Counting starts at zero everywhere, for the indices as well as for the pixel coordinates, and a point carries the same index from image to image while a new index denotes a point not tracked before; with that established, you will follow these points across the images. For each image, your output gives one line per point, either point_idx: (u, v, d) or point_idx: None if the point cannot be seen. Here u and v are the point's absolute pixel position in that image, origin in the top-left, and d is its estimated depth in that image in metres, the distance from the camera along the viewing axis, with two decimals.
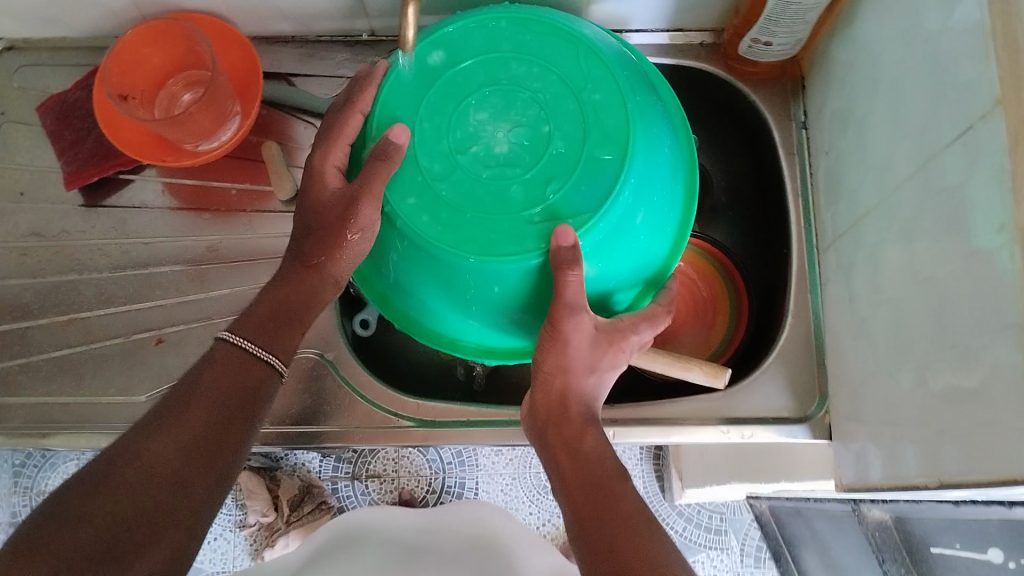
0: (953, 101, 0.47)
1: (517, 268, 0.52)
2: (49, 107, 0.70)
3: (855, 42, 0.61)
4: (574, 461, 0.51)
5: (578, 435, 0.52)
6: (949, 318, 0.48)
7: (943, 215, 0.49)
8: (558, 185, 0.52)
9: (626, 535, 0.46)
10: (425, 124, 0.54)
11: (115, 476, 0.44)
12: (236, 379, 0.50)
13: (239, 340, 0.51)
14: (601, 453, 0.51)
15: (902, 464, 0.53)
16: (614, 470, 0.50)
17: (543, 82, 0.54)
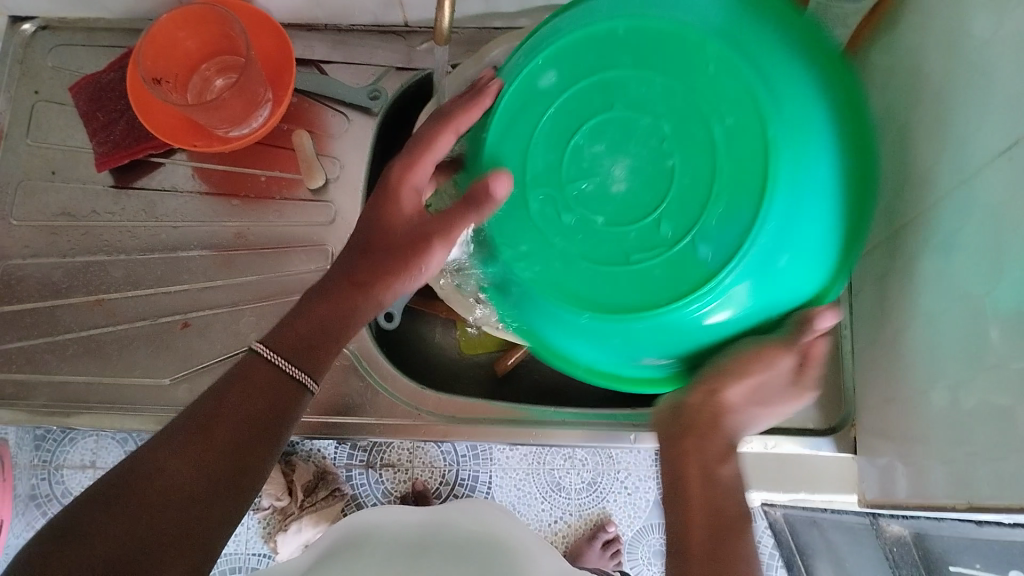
0: (999, 116, 0.46)
1: (645, 322, 0.48)
2: (81, 88, 0.69)
3: (897, 50, 0.59)
4: (706, 485, 0.53)
5: (717, 460, 0.54)
6: (986, 337, 0.47)
7: (984, 232, 0.48)
8: (689, 227, 0.47)
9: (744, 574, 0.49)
10: (537, 159, 0.49)
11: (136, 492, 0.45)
12: (265, 395, 0.51)
13: (272, 354, 0.52)
14: (731, 488, 0.53)
15: (930, 482, 0.52)
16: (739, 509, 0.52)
17: (666, 104, 0.47)
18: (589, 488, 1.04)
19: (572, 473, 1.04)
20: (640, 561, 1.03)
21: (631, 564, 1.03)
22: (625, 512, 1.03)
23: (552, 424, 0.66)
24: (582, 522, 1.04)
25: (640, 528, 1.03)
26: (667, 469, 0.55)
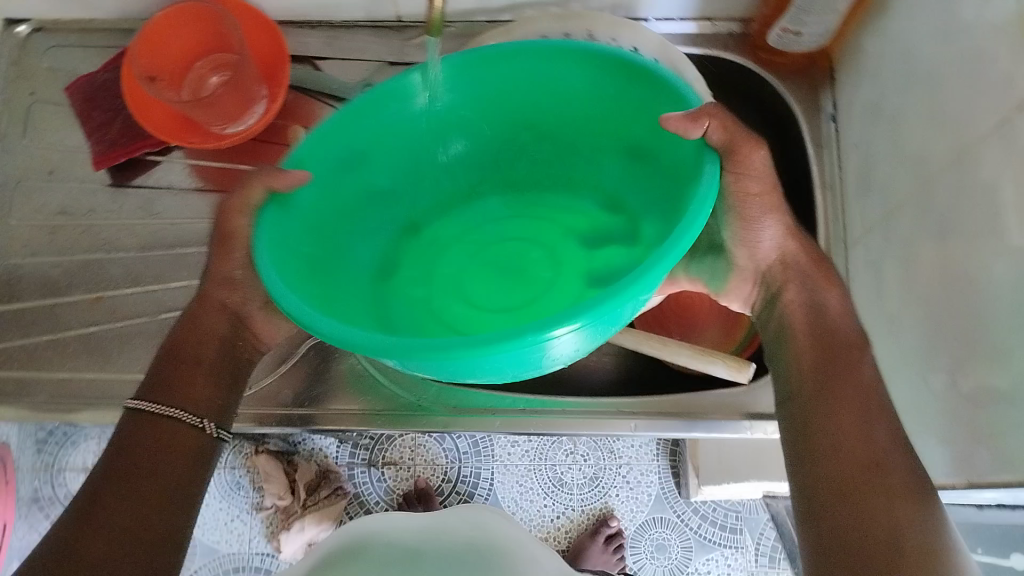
0: (990, 93, 0.47)
1: (570, 188, 0.58)
2: (76, 87, 0.70)
3: (887, 35, 0.60)
4: (818, 350, 0.50)
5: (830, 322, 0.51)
6: (982, 313, 0.47)
7: (979, 210, 0.48)
8: (558, 210, 0.58)
9: (859, 483, 0.44)
10: (538, 246, 0.57)
11: (74, 540, 0.44)
12: (173, 429, 0.49)
13: (142, 403, 0.50)
14: (855, 339, 0.50)
15: (930, 464, 0.53)
16: (857, 345, 0.50)
17: (457, 311, 0.53)
18: (591, 483, 1.05)
19: (574, 469, 1.05)
20: (643, 556, 1.03)
21: (635, 558, 1.03)
22: (628, 507, 1.03)
23: (552, 411, 0.67)
24: (584, 517, 1.04)
25: (643, 523, 1.03)
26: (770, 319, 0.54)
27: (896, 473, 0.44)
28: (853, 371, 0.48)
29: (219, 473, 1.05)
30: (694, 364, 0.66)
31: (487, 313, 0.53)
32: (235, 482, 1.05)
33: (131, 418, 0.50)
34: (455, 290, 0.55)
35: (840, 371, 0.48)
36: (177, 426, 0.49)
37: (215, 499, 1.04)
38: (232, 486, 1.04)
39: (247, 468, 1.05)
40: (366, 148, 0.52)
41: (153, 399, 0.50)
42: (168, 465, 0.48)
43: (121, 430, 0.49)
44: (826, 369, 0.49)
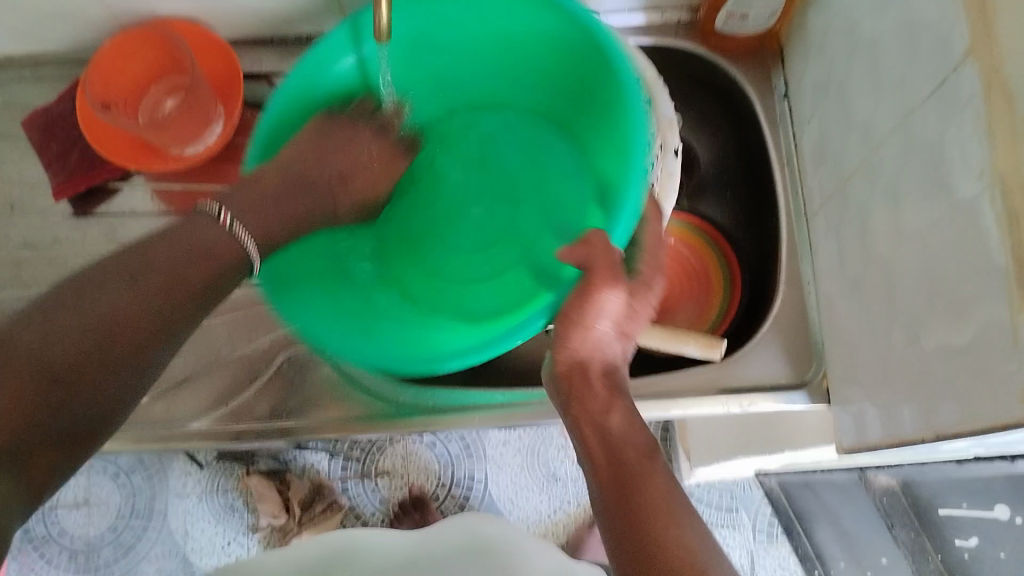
0: (927, 56, 0.48)
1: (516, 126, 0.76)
2: (32, 121, 0.69)
3: (830, 10, 0.61)
4: (603, 442, 0.50)
5: (604, 409, 0.52)
6: (935, 271, 0.48)
7: (925, 170, 0.49)
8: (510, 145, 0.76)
9: (635, 525, 0.45)
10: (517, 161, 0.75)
11: (80, 303, 0.42)
12: (216, 241, 0.50)
13: (223, 212, 0.52)
14: (628, 431, 0.51)
15: (898, 421, 0.53)
16: (644, 446, 0.49)
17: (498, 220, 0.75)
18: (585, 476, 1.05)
19: (567, 463, 1.05)
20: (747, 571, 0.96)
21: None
22: None
23: (533, 404, 0.67)
24: (580, 510, 1.04)
25: None
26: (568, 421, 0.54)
27: (661, 540, 0.44)
28: (644, 475, 0.48)
29: (212, 495, 1.04)
30: (669, 344, 0.67)
31: (480, 289, 0.72)
32: (226, 505, 1.04)
33: (201, 220, 0.51)
34: (472, 272, 0.73)
35: (596, 447, 0.50)
36: (231, 250, 0.51)
37: (209, 524, 1.04)
38: (226, 510, 1.04)
39: (240, 490, 1.04)
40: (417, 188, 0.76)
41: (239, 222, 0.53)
42: (209, 267, 0.49)
43: (177, 225, 0.50)
44: (621, 486, 0.47)
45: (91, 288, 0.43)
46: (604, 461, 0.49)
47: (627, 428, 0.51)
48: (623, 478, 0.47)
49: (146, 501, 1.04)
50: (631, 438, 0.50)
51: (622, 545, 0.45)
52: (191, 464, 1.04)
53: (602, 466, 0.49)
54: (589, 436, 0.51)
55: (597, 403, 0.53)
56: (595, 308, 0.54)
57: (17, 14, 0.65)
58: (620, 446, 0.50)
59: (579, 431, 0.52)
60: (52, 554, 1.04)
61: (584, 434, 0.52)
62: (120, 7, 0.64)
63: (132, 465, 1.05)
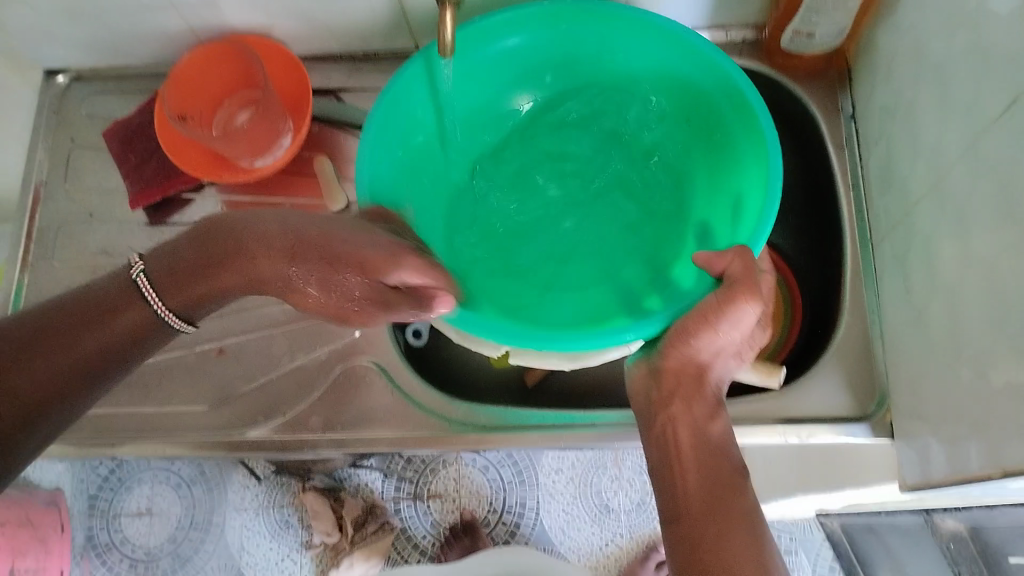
0: (998, 74, 0.46)
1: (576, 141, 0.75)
2: (113, 132, 0.73)
3: (899, 31, 0.60)
4: (697, 444, 0.52)
5: (707, 417, 0.53)
6: (1005, 300, 0.46)
7: (995, 194, 0.47)
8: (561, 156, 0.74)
9: (712, 543, 0.47)
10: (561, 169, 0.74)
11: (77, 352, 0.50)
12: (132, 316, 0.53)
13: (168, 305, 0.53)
14: (725, 443, 0.52)
15: (964, 458, 0.51)
16: (735, 464, 0.51)
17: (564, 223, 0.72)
18: (638, 509, 1.03)
19: (620, 494, 1.04)
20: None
21: None
22: None
23: (581, 425, 0.66)
24: (633, 544, 1.03)
25: None
26: (650, 430, 0.54)
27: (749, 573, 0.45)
28: (737, 496, 0.49)
29: (269, 511, 1.06)
30: None
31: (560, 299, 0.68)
32: (282, 521, 1.05)
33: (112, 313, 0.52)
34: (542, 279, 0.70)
35: (684, 456, 0.51)
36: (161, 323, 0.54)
37: (264, 538, 1.05)
38: (281, 526, 1.05)
39: (296, 506, 1.06)
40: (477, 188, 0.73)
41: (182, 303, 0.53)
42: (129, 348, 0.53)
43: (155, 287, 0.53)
44: (714, 497, 0.49)
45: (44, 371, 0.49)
46: (701, 472, 0.50)
47: (727, 439, 0.53)
48: (715, 497, 0.49)
49: (205, 513, 1.06)
50: (728, 455, 0.51)
51: (701, 554, 0.47)
52: (249, 477, 1.06)
53: (695, 478, 0.50)
54: (681, 441, 0.52)
55: (705, 404, 0.53)
56: (731, 315, 0.52)
57: (105, 29, 0.68)
58: (722, 457, 0.51)
59: (674, 435, 0.52)
60: (115, 563, 1.06)
61: (679, 437, 0.52)
62: (198, 22, 0.67)
63: (194, 476, 1.07)
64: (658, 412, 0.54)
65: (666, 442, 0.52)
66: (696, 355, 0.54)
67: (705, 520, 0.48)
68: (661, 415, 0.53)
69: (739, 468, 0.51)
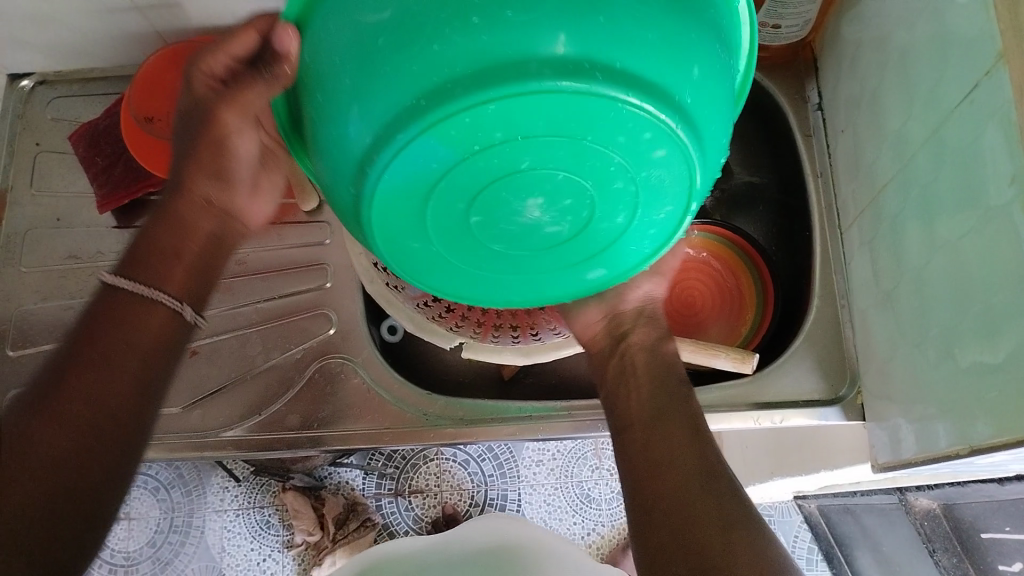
0: (958, 62, 0.47)
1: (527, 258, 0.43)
2: (79, 136, 0.72)
3: (861, 21, 0.61)
4: (648, 365, 0.55)
5: (659, 338, 0.57)
6: (969, 281, 0.47)
7: (957, 179, 0.48)
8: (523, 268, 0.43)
9: (659, 443, 0.50)
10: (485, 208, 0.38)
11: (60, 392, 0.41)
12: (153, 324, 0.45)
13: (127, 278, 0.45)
14: (674, 362, 0.56)
15: (933, 437, 0.52)
16: (682, 378, 0.55)
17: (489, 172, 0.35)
18: (619, 498, 1.04)
19: (600, 484, 1.05)
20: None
21: None
22: None
23: (558, 415, 0.67)
24: (614, 532, 1.04)
25: None
26: (610, 361, 0.57)
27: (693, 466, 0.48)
28: (685, 406, 0.52)
29: (248, 512, 1.06)
30: (697, 357, 0.65)
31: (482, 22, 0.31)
32: (263, 521, 1.05)
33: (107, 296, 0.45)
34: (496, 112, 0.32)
35: (641, 376, 0.55)
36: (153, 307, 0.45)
37: (245, 539, 1.05)
38: (261, 525, 1.05)
39: (277, 505, 1.06)
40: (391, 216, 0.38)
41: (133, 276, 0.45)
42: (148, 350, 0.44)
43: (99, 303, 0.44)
44: (660, 406, 0.52)
45: (76, 412, 0.41)
46: (653, 387, 0.54)
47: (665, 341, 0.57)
48: (663, 406, 0.52)
49: (184, 516, 1.06)
50: (675, 369, 0.55)
51: (648, 458, 0.50)
52: (228, 478, 1.06)
53: (645, 392, 0.54)
54: (639, 363, 0.55)
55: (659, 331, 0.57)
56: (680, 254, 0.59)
57: (67, 30, 0.67)
58: (675, 374, 0.55)
59: (629, 359, 0.56)
60: (93, 568, 1.05)
61: (635, 359, 0.56)
62: (163, 24, 0.67)
63: (172, 479, 1.06)
64: (618, 344, 0.57)
65: (625, 368, 0.56)
66: (646, 295, 0.58)
67: (650, 426, 0.51)
68: (622, 344, 0.57)
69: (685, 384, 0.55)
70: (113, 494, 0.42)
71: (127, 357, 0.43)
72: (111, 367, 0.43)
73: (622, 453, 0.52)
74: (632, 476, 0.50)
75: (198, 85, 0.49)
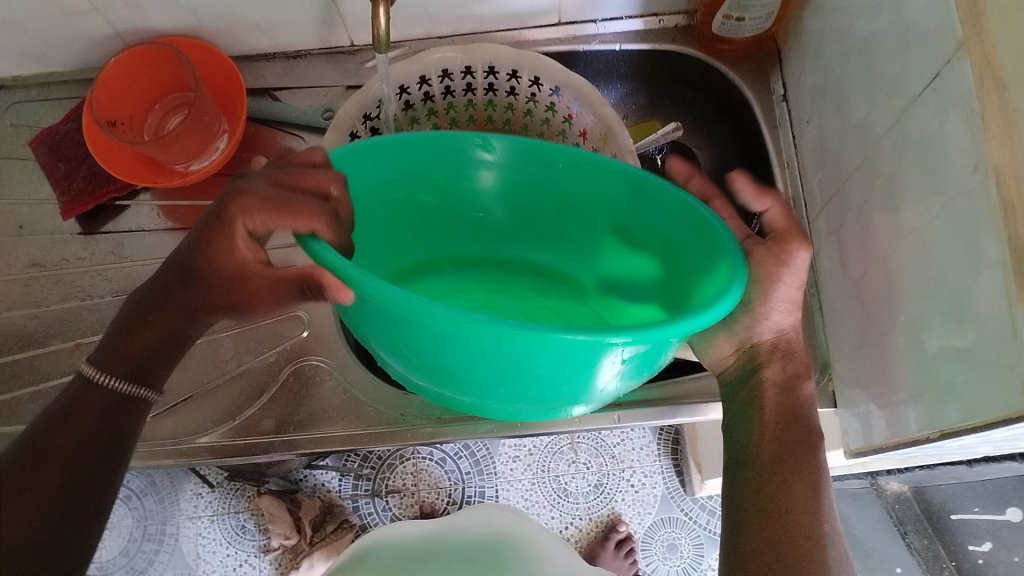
0: (920, 52, 0.48)
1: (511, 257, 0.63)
2: (39, 141, 0.71)
3: (823, 13, 0.61)
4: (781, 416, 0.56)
5: (800, 373, 0.57)
6: (935, 267, 0.48)
7: (922, 166, 0.49)
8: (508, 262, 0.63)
9: (790, 509, 0.53)
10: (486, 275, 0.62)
11: (46, 457, 0.50)
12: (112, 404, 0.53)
13: (98, 373, 0.53)
14: (808, 405, 0.57)
15: (904, 422, 0.53)
16: (815, 430, 0.56)
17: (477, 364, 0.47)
18: (596, 491, 1.05)
19: (576, 478, 1.05)
20: (655, 557, 1.03)
21: (647, 560, 1.03)
22: (635, 510, 1.04)
23: (535, 412, 0.67)
24: (592, 525, 1.04)
25: (652, 524, 1.04)
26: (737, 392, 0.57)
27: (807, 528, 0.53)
28: (812, 457, 0.55)
29: (223, 518, 1.05)
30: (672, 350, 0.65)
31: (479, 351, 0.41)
32: (238, 526, 1.04)
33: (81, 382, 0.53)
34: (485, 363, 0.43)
35: (779, 424, 0.56)
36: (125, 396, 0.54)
37: (221, 545, 1.04)
38: (237, 531, 1.04)
39: (252, 510, 1.04)
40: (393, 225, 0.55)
41: (107, 370, 0.54)
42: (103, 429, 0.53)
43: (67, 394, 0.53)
44: (783, 459, 0.55)
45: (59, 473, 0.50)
46: (774, 439, 0.56)
47: (788, 379, 0.57)
48: (784, 458, 0.55)
49: (158, 524, 1.04)
50: (805, 416, 0.56)
51: (767, 514, 0.54)
52: (202, 485, 1.04)
53: (771, 439, 0.56)
54: (770, 403, 0.56)
55: (795, 367, 0.57)
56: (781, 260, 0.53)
57: (24, 33, 0.66)
58: (804, 416, 0.56)
59: (761, 399, 0.56)
60: None
61: (766, 398, 0.56)
62: (123, 25, 0.66)
63: (144, 488, 1.05)
64: (750, 376, 0.57)
65: (752, 410, 0.57)
66: (777, 329, 0.55)
67: (775, 476, 0.55)
68: (755, 379, 0.56)
69: (818, 431, 0.56)
70: (88, 541, 0.51)
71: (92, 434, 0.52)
72: (75, 450, 0.51)
73: (734, 491, 0.56)
74: (737, 506, 0.56)
75: (236, 241, 0.47)
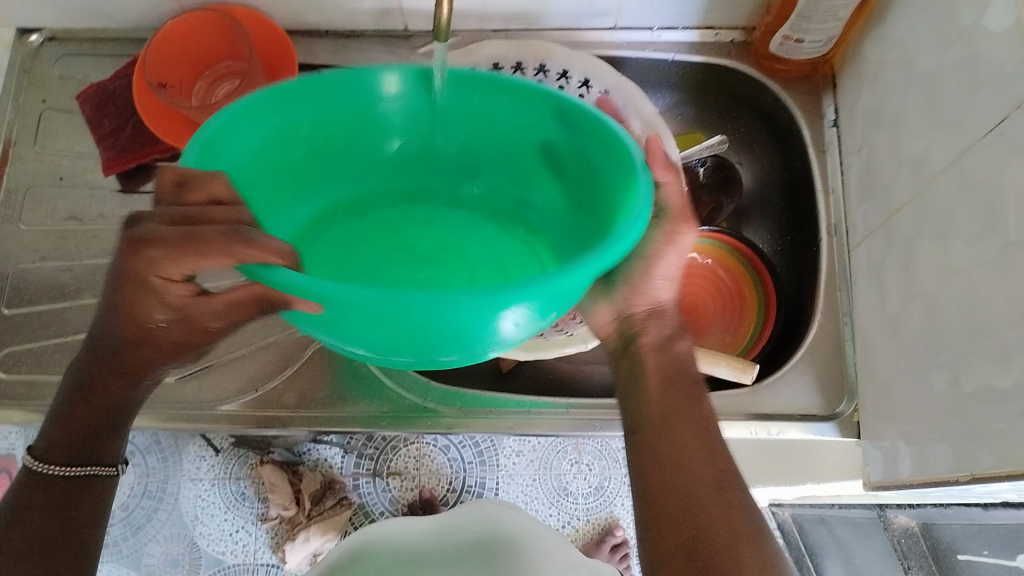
0: (988, 93, 0.47)
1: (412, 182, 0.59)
2: (87, 95, 0.71)
3: (887, 42, 0.60)
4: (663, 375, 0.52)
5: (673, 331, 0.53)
6: (982, 311, 0.48)
7: (979, 209, 0.48)
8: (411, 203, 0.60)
9: (690, 479, 0.49)
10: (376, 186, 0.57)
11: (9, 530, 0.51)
12: (59, 480, 0.53)
13: (38, 463, 0.53)
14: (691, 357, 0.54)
15: (932, 461, 0.53)
16: (695, 377, 0.53)
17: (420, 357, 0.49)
18: (596, 493, 1.05)
19: (578, 478, 1.05)
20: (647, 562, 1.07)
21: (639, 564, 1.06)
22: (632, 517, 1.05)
23: (557, 414, 0.67)
24: (589, 527, 1.05)
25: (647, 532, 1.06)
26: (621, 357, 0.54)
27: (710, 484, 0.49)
28: (695, 406, 0.52)
29: (224, 483, 1.04)
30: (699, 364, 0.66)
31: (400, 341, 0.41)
32: (238, 492, 1.04)
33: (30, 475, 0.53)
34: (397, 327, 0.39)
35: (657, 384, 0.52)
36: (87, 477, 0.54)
37: (220, 510, 1.04)
38: (236, 497, 1.04)
39: (254, 480, 1.05)
40: (305, 183, 0.55)
41: (51, 457, 0.53)
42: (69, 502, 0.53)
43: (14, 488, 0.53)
44: (670, 418, 0.51)
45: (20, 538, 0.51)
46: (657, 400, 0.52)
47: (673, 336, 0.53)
48: (664, 416, 0.51)
49: (159, 482, 1.05)
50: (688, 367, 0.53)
51: (673, 483, 0.49)
52: (206, 448, 1.04)
53: (657, 399, 0.52)
54: (654, 362, 0.52)
55: (670, 328, 0.53)
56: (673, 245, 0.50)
57: None
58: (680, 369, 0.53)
59: (640, 360, 0.52)
60: None
61: (647, 358, 0.52)
62: None
63: (148, 445, 1.05)
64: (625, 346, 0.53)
65: (627, 369, 0.53)
66: (657, 299, 0.52)
67: (667, 441, 0.50)
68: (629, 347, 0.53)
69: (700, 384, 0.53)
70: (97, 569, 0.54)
71: (46, 514, 0.52)
72: (43, 534, 0.51)
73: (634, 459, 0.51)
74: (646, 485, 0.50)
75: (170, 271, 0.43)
